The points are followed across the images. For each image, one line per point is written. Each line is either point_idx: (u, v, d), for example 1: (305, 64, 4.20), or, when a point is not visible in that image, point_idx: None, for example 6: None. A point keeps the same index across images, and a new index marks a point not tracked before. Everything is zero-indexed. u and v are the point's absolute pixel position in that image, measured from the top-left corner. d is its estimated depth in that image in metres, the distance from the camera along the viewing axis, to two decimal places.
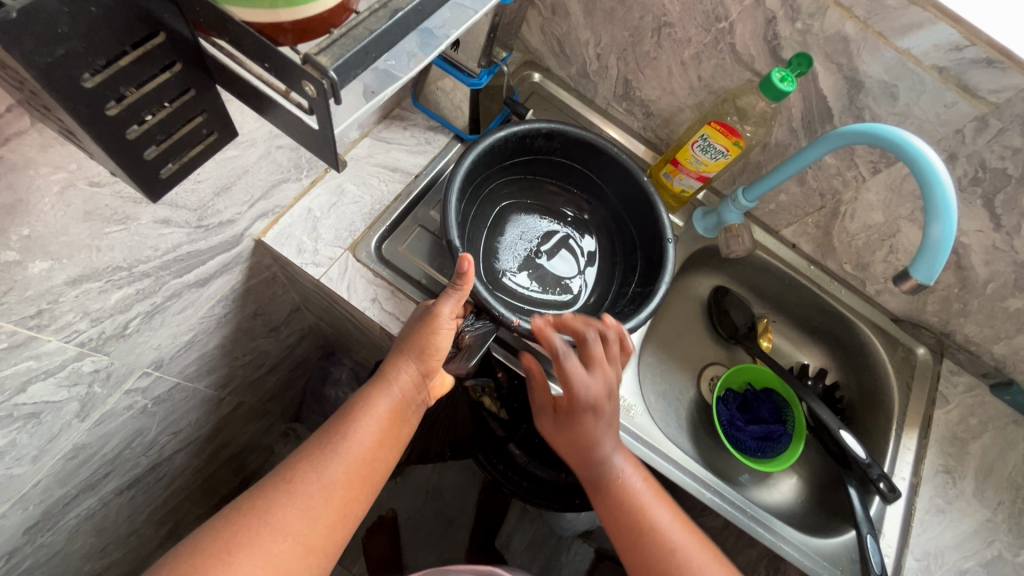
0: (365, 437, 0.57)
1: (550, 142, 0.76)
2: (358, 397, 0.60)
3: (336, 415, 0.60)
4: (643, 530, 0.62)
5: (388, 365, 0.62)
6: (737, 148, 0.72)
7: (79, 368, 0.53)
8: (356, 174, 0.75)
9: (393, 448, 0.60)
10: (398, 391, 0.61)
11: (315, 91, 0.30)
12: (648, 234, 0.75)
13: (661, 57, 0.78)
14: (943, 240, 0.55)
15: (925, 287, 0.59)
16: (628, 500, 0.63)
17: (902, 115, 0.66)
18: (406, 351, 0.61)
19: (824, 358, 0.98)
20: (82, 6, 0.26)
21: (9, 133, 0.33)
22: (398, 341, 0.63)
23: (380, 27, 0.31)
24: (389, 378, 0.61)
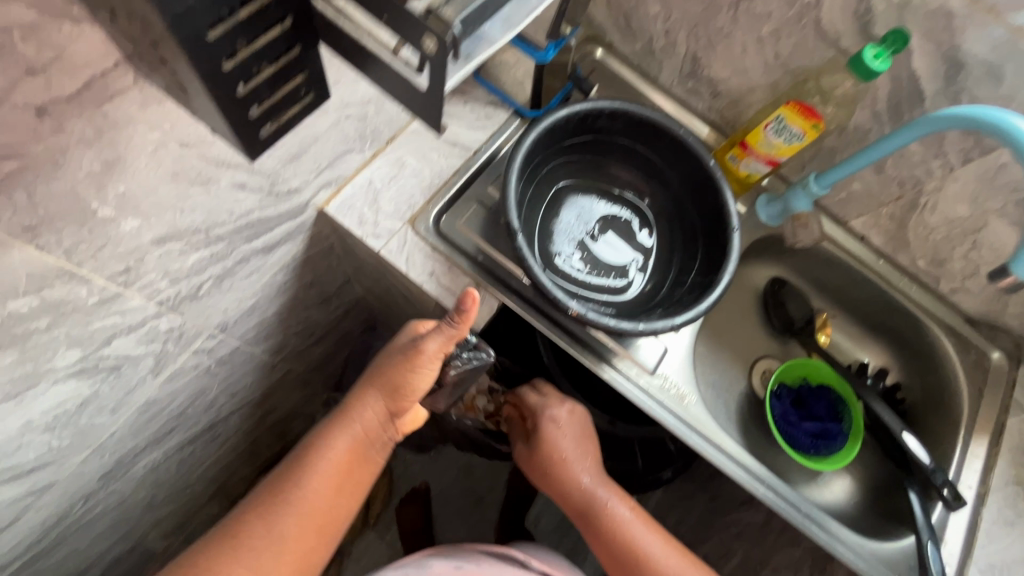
0: (326, 480, 0.63)
1: (612, 122, 0.74)
2: (320, 437, 0.66)
3: (299, 452, 0.66)
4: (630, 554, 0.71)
5: (354, 401, 0.67)
6: (816, 131, 0.69)
7: (157, 325, 0.55)
8: (416, 147, 0.74)
9: (354, 484, 0.66)
10: (360, 430, 0.66)
11: None
12: (710, 221, 0.73)
13: (736, 33, 0.74)
14: None
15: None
16: (616, 529, 0.72)
17: (1007, 98, 0.61)
18: (374, 389, 0.66)
19: (885, 357, 0.93)
20: None
21: (113, 90, 0.34)
22: (368, 377, 0.68)
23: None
24: (355, 416, 0.66)
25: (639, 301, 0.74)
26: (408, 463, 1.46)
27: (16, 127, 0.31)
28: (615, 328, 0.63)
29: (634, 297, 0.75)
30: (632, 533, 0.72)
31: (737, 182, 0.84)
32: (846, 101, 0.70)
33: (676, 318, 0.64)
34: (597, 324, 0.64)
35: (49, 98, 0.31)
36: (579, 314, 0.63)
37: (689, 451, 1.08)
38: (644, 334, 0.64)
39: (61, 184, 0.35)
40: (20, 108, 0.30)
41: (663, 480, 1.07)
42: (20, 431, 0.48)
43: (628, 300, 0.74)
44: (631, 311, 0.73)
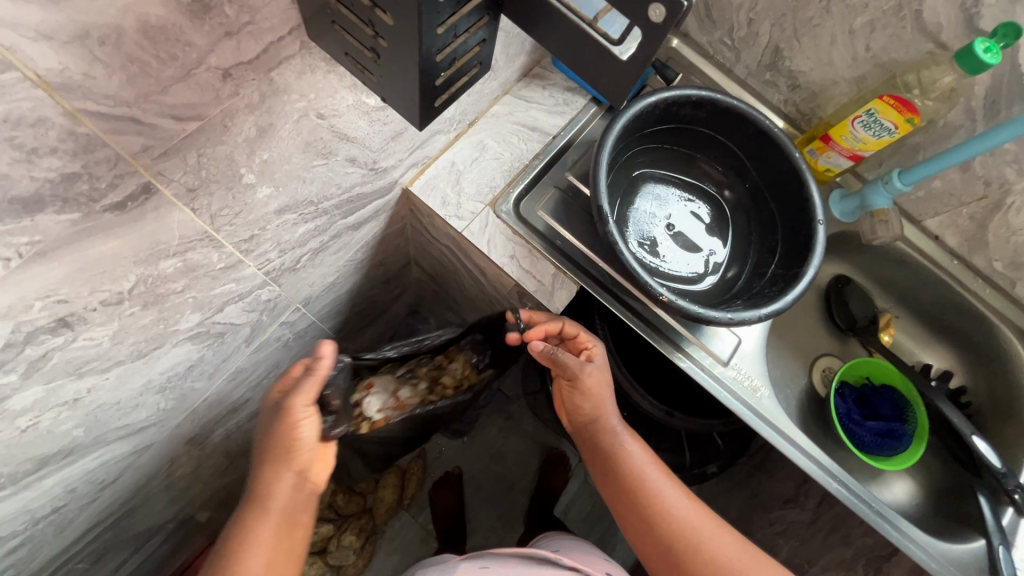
0: (258, 563, 0.54)
1: (696, 111, 0.74)
2: (234, 536, 0.56)
3: (217, 558, 0.55)
4: (653, 507, 0.65)
5: (260, 479, 0.57)
6: (910, 125, 0.68)
7: (260, 295, 0.57)
8: (497, 130, 0.75)
9: (290, 559, 0.58)
10: (279, 508, 0.57)
11: (663, 12, 0.31)
12: (794, 213, 0.72)
13: (826, 24, 0.73)
14: None
15: None
16: (641, 478, 0.67)
17: None
18: (274, 460, 0.57)
19: (950, 360, 0.92)
20: None
21: (281, 57, 0.39)
22: (258, 458, 0.58)
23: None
24: (264, 493, 0.57)
25: (716, 292, 0.74)
26: (442, 446, 1.47)
27: (204, 89, 0.35)
28: (703, 316, 0.64)
29: (709, 288, 0.75)
30: (654, 483, 0.67)
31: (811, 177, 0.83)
32: (944, 97, 0.68)
33: (765, 309, 0.64)
34: (685, 312, 0.64)
35: (235, 62, 0.35)
36: (669, 301, 0.63)
37: (737, 446, 1.08)
38: (731, 323, 0.64)
39: (224, 148, 0.39)
40: (212, 70, 0.34)
41: (708, 474, 1.07)
42: (140, 391, 0.49)
43: (704, 291, 0.74)
44: (710, 301, 0.73)
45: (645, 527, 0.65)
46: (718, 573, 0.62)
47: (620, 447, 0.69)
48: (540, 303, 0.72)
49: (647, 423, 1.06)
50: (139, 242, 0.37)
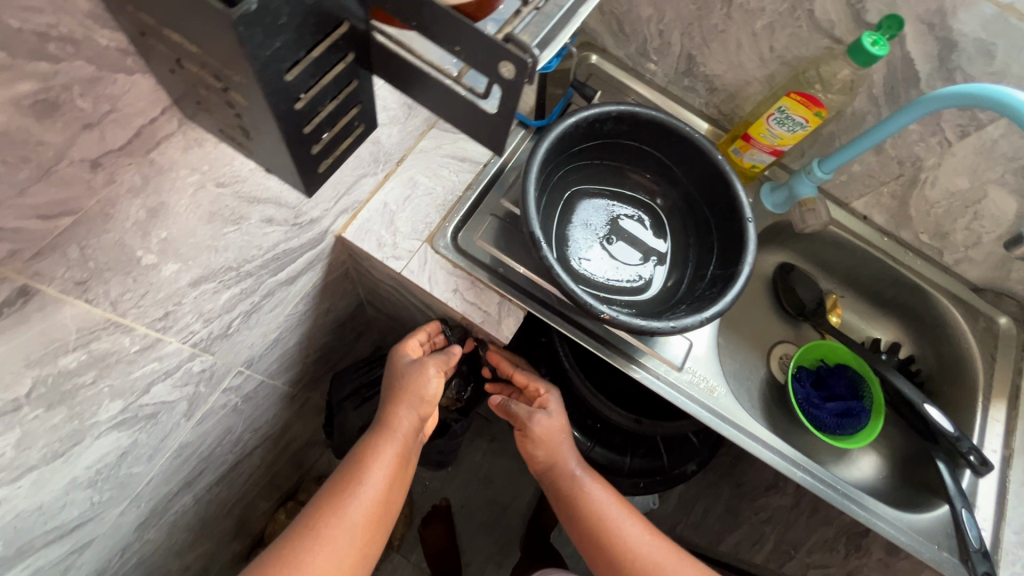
0: (380, 478, 0.65)
1: (618, 125, 0.75)
2: (356, 462, 0.66)
3: (341, 473, 0.66)
4: (614, 542, 0.67)
5: (388, 416, 0.70)
6: (819, 118, 0.70)
7: (190, 368, 0.54)
8: (426, 165, 0.75)
9: (399, 485, 0.68)
10: (403, 437, 0.69)
11: (513, 71, 0.32)
12: (724, 214, 0.74)
13: (730, 29, 0.76)
14: None
15: None
16: (603, 525, 0.68)
17: (999, 74, 0.63)
18: (408, 401, 0.70)
19: (897, 332, 0.96)
20: (261, 17, 0.27)
21: (160, 137, 0.37)
22: (386, 401, 0.71)
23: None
24: (393, 426, 0.69)
25: (661, 299, 0.75)
26: (426, 480, 1.44)
27: (73, 182, 0.33)
28: (646, 329, 0.64)
29: (654, 296, 0.76)
30: (618, 528, 0.68)
31: (740, 173, 0.86)
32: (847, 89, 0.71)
33: (706, 313, 0.65)
34: (628, 326, 0.64)
35: (102, 151, 0.34)
36: (611, 317, 0.64)
37: (713, 441, 1.08)
38: (675, 331, 0.65)
39: (110, 236, 0.37)
40: (77, 163, 0.33)
41: (688, 473, 1.07)
42: (65, 490, 0.46)
43: (648, 300, 0.75)
44: (655, 309, 0.74)
45: (609, 569, 0.68)
46: None
47: (580, 493, 0.71)
48: (489, 333, 0.72)
49: (622, 432, 1.07)
50: (30, 344, 0.36)
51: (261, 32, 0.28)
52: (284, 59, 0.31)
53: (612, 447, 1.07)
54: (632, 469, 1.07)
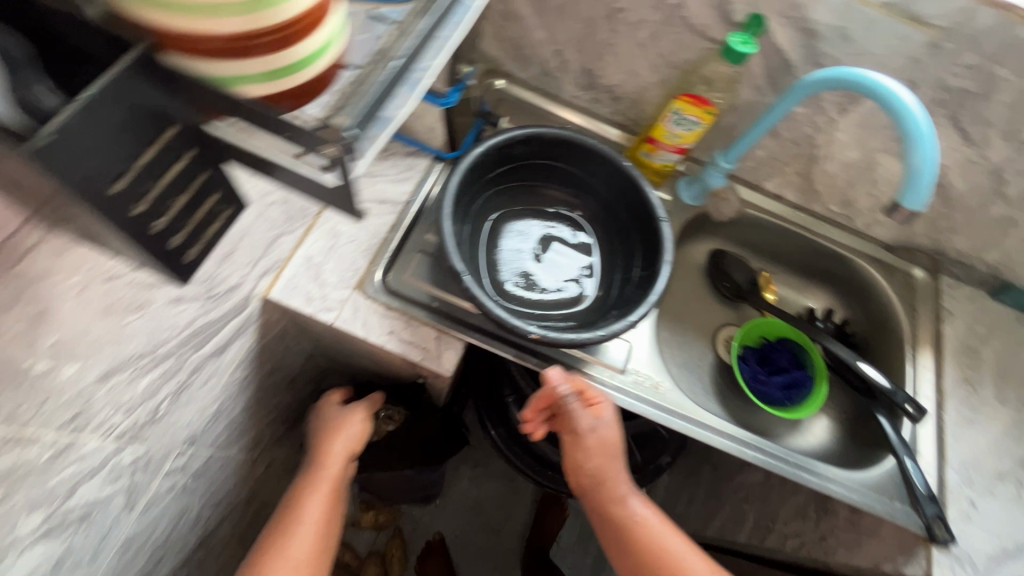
0: (317, 511, 0.66)
1: (527, 147, 0.78)
2: (295, 499, 0.67)
3: (277, 517, 0.66)
4: (672, 570, 0.67)
5: (319, 453, 0.72)
6: (711, 116, 0.74)
7: (120, 461, 0.53)
8: (347, 213, 0.76)
9: (335, 521, 0.68)
10: (336, 470, 0.70)
11: (334, 150, 0.35)
12: (640, 216, 0.77)
13: (618, 42, 0.79)
14: (923, 167, 0.55)
15: (915, 217, 0.58)
16: (661, 549, 0.69)
17: (859, 54, 0.68)
18: (338, 436, 0.73)
19: (827, 298, 1.01)
20: (60, 146, 0.28)
21: (24, 250, 0.38)
22: (317, 441, 0.74)
23: (382, 77, 0.42)
24: (325, 461, 0.71)
25: (595, 307, 0.78)
26: (417, 517, 1.42)
27: None
28: (577, 341, 0.66)
29: (589, 305, 0.78)
30: (678, 556, 0.68)
31: (655, 173, 0.89)
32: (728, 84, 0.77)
33: (633, 316, 0.68)
34: (560, 342, 0.66)
35: None
36: (541, 336, 0.65)
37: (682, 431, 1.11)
38: (605, 339, 0.67)
39: None
40: None
41: (663, 466, 1.09)
42: None
43: (582, 311, 0.77)
44: (591, 318, 0.76)
45: None
46: None
47: (637, 520, 0.71)
48: (431, 369, 0.72)
49: None
50: None
51: (64, 159, 0.28)
52: (105, 176, 0.31)
53: None
54: None
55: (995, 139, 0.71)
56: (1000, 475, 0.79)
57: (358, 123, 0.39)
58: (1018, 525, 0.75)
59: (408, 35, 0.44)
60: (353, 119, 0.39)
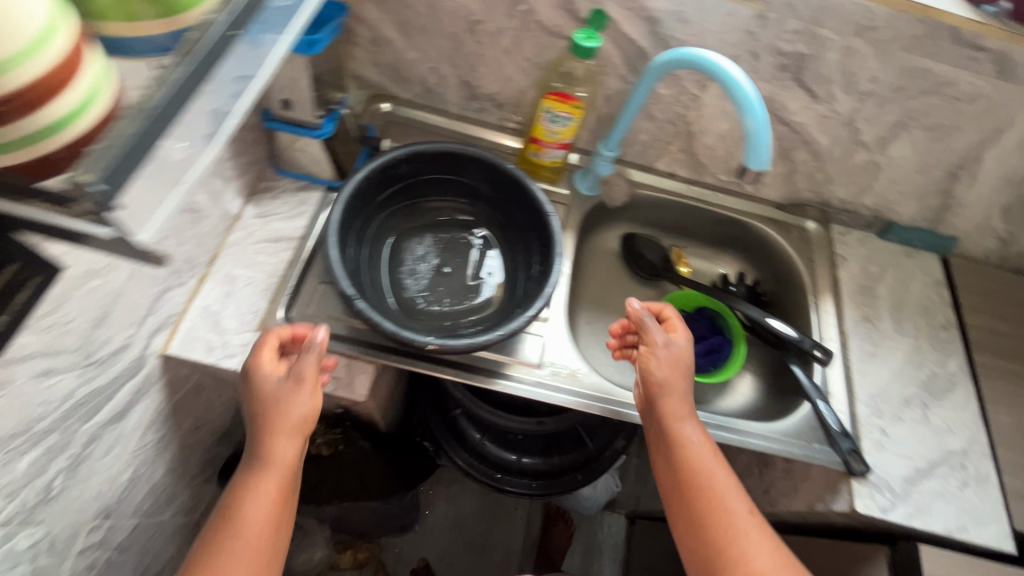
0: (260, 508, 0.56)
1: (412, 164, 0.80)
2: (243, 478, 0.57)
3: (226, 497, 0.58)
4: (710, 507, 0.62)
5: (259, 444, 0.58)
6: (580, 110, 0.77)
7: (14, 548, 0.52)
8: (241, 257, 0.76)
9: (289, 508, 0.60)
10: (280, 464, 0.58)
11: (93, 206, 0.32)
12: (531, 214, 0.80)
13: (486, 52, 0.82)
14: (757, 129, 0.59)
15: (762, 175, 0.62)
16: (708, 484, 0.63)
17: (700, 33, 0.72)
18: (278, 424, 0.58)
19: (737, 263, 1.05)
20: None
21: None
22: (264, 419, 0.58)
23: (140, 127, 0.34)
24: (266, 455, 0.57)
25: (504, 307, 0.79)
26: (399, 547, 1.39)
27: None
28: (476, 344, 0.67)
29: (497, 306, 0.79)
30: (721, 496, 0.62)
31: (548, 171, 0.91)
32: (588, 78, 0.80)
33: (531, 309, 0.70)
34: (460, 347, 0.67)
35: None
36: (438, 345, 0.66)
37: None
38: (505, 337, 0.68)
39: None
40: None
41: (619, 450, 1.11)
42: None
43: (490, 314, 0.79)
44: (499, 319, 0.77)
45: (692, 523, 0.63)
46: None
47: (686, 442, 0.66)
48: (345, 397, 0.73)
49: (542, 437, 1.12)
50: None
51: None
52: None
53: (538, 453, 1.13)
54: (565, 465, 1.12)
55: (837, 93, 0.76)
56: (907, 400, 0.84)
57: (111, 178, 0.32)
58: (927, 445, 0.81)
59: (164, 84, 0.37)
60: (102, 172, 0.32)
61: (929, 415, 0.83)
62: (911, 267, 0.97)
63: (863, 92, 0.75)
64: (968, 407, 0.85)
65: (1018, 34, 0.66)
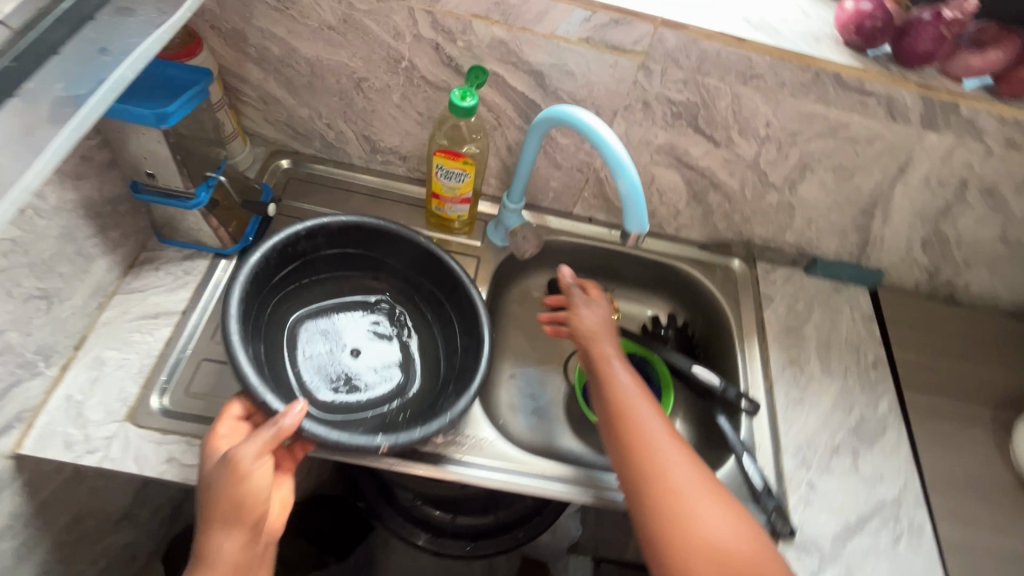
0: None
1: (313, 241, 0.75)
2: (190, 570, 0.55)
3: None
4: (638, 437, 0.62)
5: (203, 540, 0.54)
6: (470, 166, 0.73)
7: None
8: (114, 338, 0.71)
9: None
10: (226, 562, 0.54)
11: None
12: (448, 285, 0.77)
13: (378, 108, 0.78)
14: (632, 191, 0.57)
15: (645, 235, 0.61)
16: (634, 416, 0.64)
17: (588, 85, 0.69)
18: (221, 521, 0.54)
19: (668, 304, 1.01)
20: None
21: None
22: (210, 514, 0.54)
23: None
24: (210, 551, 0.54)
25: (425, 390, 0.76)
26: None
27: None
28: (423, 437, 0.63)
29: (417, 390, 0.76)
30: (646, 426, 0.63)
31: (455, 224, 0.87)
32: (474, 132, 0.74)
33: (471, 391, 0.67)
34: (411, 443, 0.63)
35: None
36: (391, 445, 0.62)
37: None
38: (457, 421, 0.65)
39: None
40: None
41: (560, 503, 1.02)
42: None
43: (415, 396, 0.75)
44: (424, 404, 0.74)
45: (624, 457, 0.62)
46: (689, 525, 0.56)
47: (611, 379, 0.68)
48: None
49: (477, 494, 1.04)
50: None
51: None
52: None
53: (475, 510, 1.05)
54: (500, 521, 1.05)
55: (737, 138, 0.74)
56: (836, 449, 0.80)
57: None
58: (857, 497, 0.77)
59: None
60: None
61: (858, 463, 0.80)
62: (840, 303, 0.94)
63: (762, 136, 0.73)
64: (899, 451, 0.82)
65: (903, 77, 0.65)
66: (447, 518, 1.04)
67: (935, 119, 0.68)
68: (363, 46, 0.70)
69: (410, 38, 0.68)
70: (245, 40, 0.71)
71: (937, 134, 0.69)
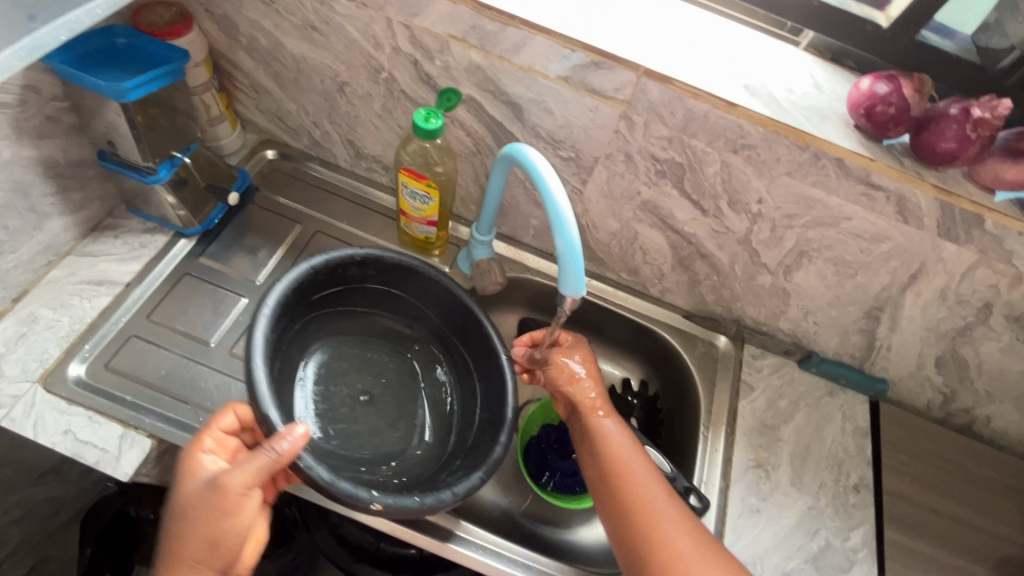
0: None
1: (363, 269, 0.72)
2: None
3: None
4: (637, 511, 0.56)
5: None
6: (434, 190, 0.70)
7: None
8: (53, 297, 0.70)
9: None
10: None
11: None
12: (479, 351, 0.72)
13: (360, 114, 0.76)
14: (568, 250, 0.52)
15: (582, 299, 0.56)
16: (630, 484, 0.58)
17: (567, 126, 0.65)
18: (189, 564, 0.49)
19: (640, 370, 0.92)
20: None
21: None
22: (180, 555, 0.49)
23: None
24: None
25: (428, 461, 0.68)
26: None
27: None
28: (422, 509, 0.56)
29: (420, 459, 0.68)
30: (641, 493, 0.58)
31: (423, 246, 0.82)
32: (443, 154, 0.71)
33: (480, 468, 0.61)
34: (402, 511, 0.55)
35: None
36: (384, 506, 0.55)
37: None
38: (458, 499, 0.58)
39: None
40: None
41: None
42: None
43: (415, 462, 0.67)
44: (427, 472, 0.66)
45: (622, 534, 0.56)
46: None
47: (601, 442, 0.62)
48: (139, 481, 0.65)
49: None
50: None
51: None
52: None
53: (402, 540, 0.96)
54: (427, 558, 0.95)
55: (725, 209, 0.66)
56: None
57: None
58: None
59: None
60: None
61: None
62: (833, 410, 0.83)
63: (753, 212, 0.66)
64: None
65: (916, 175, 0.57)
66: (372, 541, 0.96)
67: (953, 229, 0.59)
68: (345, 50, 0.68)
69: (389, 50, 0.65)
70: (237, 29, 0.72)
71: (956, 246, 0.61)
